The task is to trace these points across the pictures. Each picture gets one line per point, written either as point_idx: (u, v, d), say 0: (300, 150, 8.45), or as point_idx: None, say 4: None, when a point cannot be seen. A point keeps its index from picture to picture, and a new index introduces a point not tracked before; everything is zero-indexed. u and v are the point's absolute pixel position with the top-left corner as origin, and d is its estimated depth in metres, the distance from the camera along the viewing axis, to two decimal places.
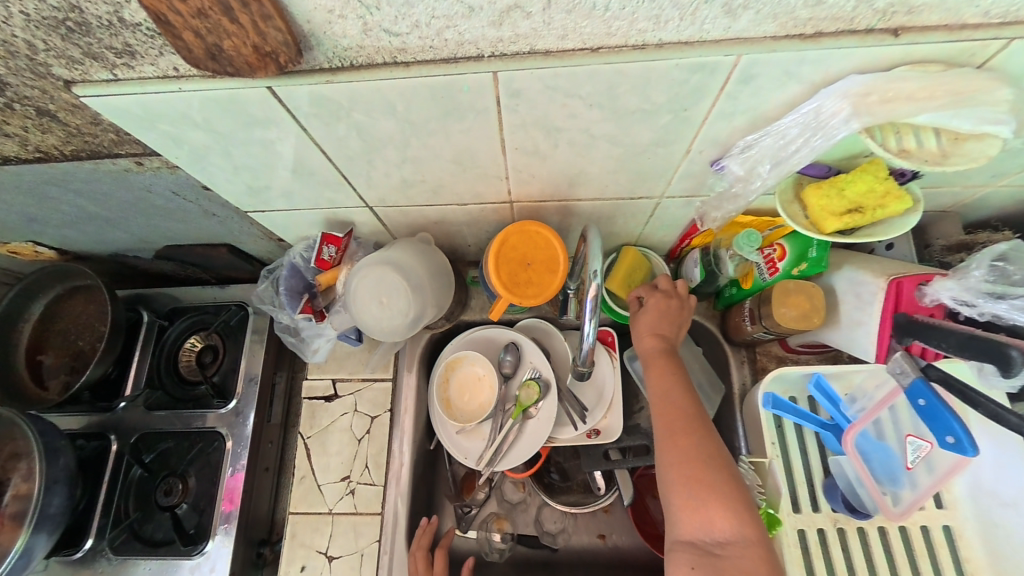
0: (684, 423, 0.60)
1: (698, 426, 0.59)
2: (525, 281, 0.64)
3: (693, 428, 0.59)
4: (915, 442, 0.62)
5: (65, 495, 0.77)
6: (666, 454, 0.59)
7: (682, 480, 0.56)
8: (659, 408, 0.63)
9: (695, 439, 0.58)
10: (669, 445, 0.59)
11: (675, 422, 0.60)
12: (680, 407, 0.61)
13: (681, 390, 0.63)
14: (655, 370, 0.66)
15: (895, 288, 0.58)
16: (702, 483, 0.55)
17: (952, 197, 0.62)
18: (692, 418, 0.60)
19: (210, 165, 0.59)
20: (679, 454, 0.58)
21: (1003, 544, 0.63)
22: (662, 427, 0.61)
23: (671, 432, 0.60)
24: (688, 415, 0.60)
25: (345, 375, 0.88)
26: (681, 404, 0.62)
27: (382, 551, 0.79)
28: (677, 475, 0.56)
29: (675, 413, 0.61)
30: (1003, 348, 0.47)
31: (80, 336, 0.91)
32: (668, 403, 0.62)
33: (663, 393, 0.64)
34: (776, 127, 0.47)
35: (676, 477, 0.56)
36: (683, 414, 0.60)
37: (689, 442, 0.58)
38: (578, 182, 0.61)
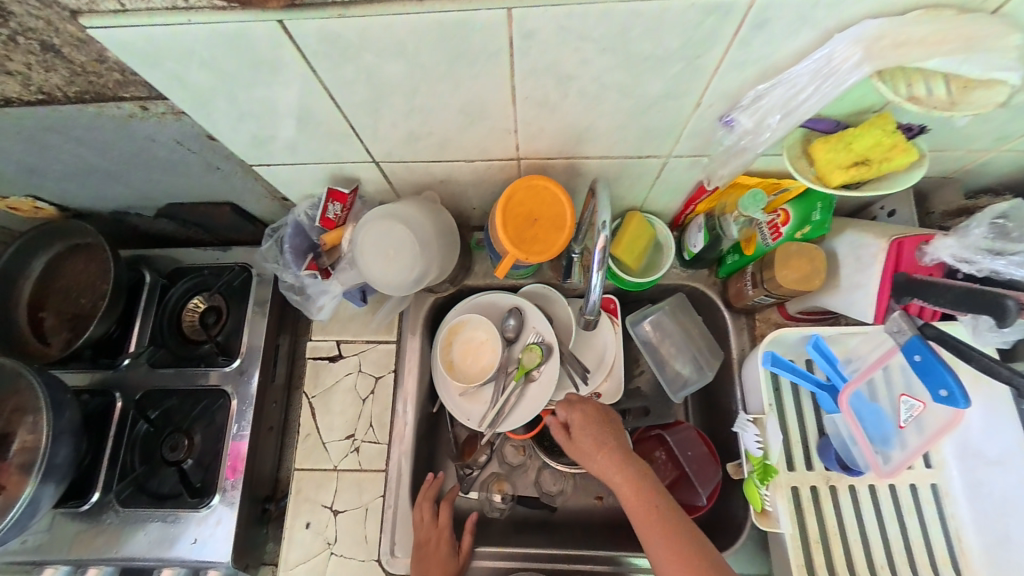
0: (678, 546, 0.61)
1: (697, 547, 0.61)
2: (533, 237, 0.64)
3: (690, 548, 0.61)
4: (908, 401, 0.65)
5: (72, 448, 0.78)
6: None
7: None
8: (653, 534, 0.63)
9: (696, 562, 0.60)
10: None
11: (658, 524, 0.63)
12: (672, 529, 0.63)
13: (661, 503, 0.65)
14: (632, 498, 0.67)
15: (896, 247, 0.59)
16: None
17: (956, 161, 0.63)
18: (686, 537, 0.62)
19: (216, 111, 0.58)
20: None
21: (988, 499, 0.65)
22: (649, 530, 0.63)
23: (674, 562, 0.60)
24: (682, 534, 0.62)
25: (348, 337, 0.89)
26: (646, 492, 0.66)
27: (386, 506, 0.81)
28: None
29: (664, 532, 0.62)
30: (999, 299, 0.49)
31: (82, 295, 0.91)
32: (662, 532, 0.63)
33: (649, 513, 0.64)
34: (787, 77, 0.48)
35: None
36: (677, 537, 0.62)
37: (692, 567, 0.59)
38: (586, 138, 0.61)
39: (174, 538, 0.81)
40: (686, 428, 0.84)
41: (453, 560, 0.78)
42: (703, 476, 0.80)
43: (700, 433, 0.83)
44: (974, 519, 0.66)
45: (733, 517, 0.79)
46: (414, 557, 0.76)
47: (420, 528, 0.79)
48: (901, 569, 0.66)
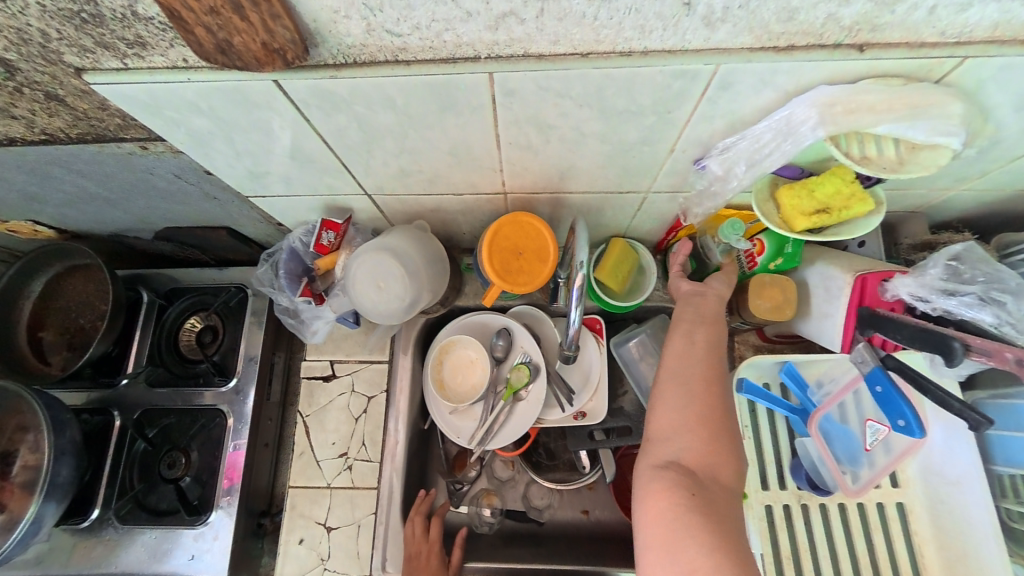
0: (714, 377, 0.61)
1: (724, 392, 0.61)
2: (517, 270, 0.67)
3: (721, 388, 0.61)
4: (874, 425, 0.68)
5: (73, 467, 0.80)
6: (680, 398, 0.60)
7: (698, 427, 0.58)
8: (699, 355, 0.63)
9: (719, 400, 0.60)
10: (697, 393, 0.60)
11: (714, 376, 0.61)
12: (716, 365, 0.62)
13: (723, 346, 0.64)
14: (708, 327, 0.65)
15: (860, 283, 0.62)
16: (714, 438, 0.57)
17: (918, 199, 0.67)
18: (722, 377, 0.62)
19: (214, 151, 0.61)
20: (701, 405, 0.59)
21: (949, 518, 0.69)
22: (704, 374, 0.61)
23: (700, 386, 0.60)
24: (722, 373, 0.62)
25: (342, 357, 0.91)
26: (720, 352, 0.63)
27: (378, 521, 0.84)
28: (694, 422, 0.58)
29: (711, 381, 0.61)
30: (948, 339, 0.52)
31: (81, 315, 0.93)
32: (707, 371, 0.61)
33: (709, 346, 0.63)
34: (752, 132, 0.51)
35: (695, 425, 0.58)
36: (715, 375, 0.61)
37: (713, 397, 0.60)
38: (569, 176, 0.64)
39: (171, 552, 0.83)
40: None
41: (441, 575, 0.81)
42: None
43: None
44: (938, 536, 0.70)
45: None
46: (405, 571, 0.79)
47: (410, 544, 0.82)
48: None
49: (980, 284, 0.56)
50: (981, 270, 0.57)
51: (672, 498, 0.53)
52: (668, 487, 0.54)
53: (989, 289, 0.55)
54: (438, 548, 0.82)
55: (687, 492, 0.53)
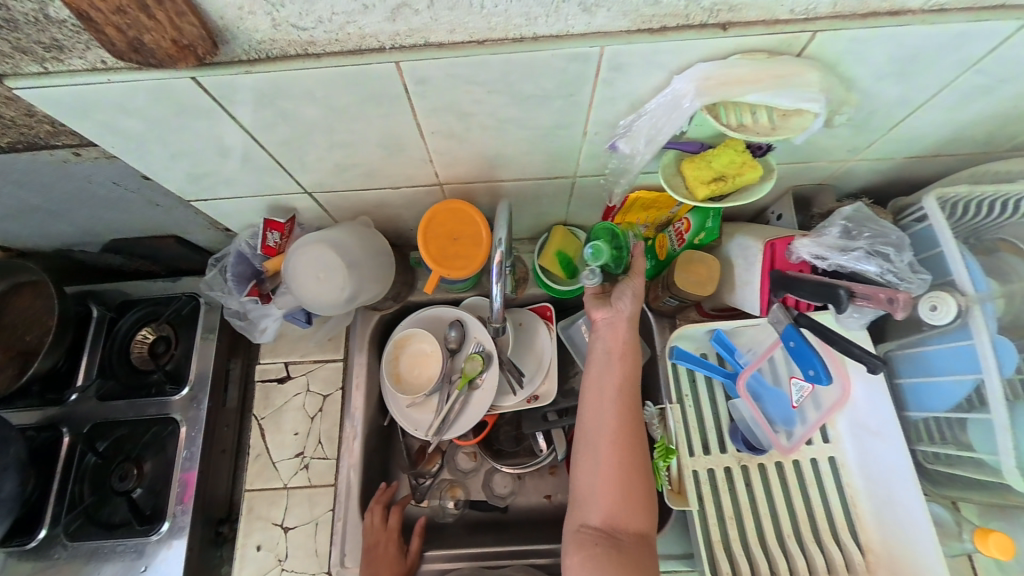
0: (622, 430, 0.66)
1: (635, 436, 0.66)
2: (451, 254, 0.69)
3: (629, 438, 0.66)
4: (799, 384, 0.72)
5: (18, 483, 0.79)
6: (594, 456, 0.66)
7: (608, 486, 0.64)
8: (608, 409, 0.67)
9: (628, 450, 0.65)
10: (604, 452, 0.65)
11: (624, 423, 0.66)
12: (623, 414, 0.67)
13: (631, 389, 0.68)
14: (616, 372, 0.69)
15: (770, 248, 0.67)
16: (623, 492, 0.63)
17: (821, 170, 0.73)
18: (631, 423, 0.66)
19: (149, 154, 0.63)
20: (608, 464, 0.64)
21: (876, 468, 0.73)
22: (614, 425, 0.66)
23: (611, 439, 0.65)
24: (631, 419, 0.67)
25: (297, 358, 0.93)
26: (630, 394, 0.68)
27: (336, 518, 0.84)
28: (603, 480, 0.64)
29: (621, 429, 0.66)
30: (835, 288, 0.57)
31: (26, 332, 0.91)
32: (617, 421, 0.66)
33: (615, 396, 0.68)
34: (647, 110, 0.55)
35: (604, 484, 0.64)
36: (626, 422, 0.66)
37: (620, 452, 0.65)
38: (497, 163, 0.68)
39: (124, 566, 0.82)
40: None
41: (399, 561, 0.82)
42: None
43: None
44: (868, 485, 0.74)
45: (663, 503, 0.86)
46: (363, 560, 0.80)
47: (366, 534, 0.82)
48: (805, 536, 0.73)
49: (868, 240, 0.61)
50: (868, 228, 0.62)
51: (585, 556, 0.61)
52: (582, 547, 0.62)
53: (875, 243, 0.61)
54: (394, 535, 0.82)
55: (598, 550, 0.61)
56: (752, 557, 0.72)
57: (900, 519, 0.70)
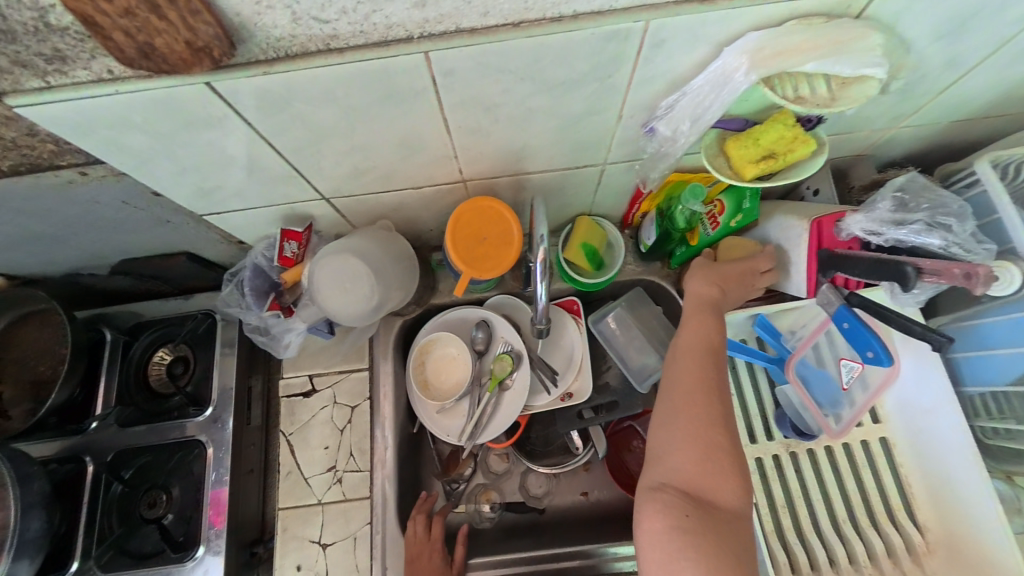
0: (705, 388, 0.61)
1: (721, 401, 0.61)
2: (482, 256, 0.65)
3: (713, 399, 0.61)
4: (848, 364, 0.70)
5: (44, 520, 0.77)
6: (674, 415, 0.61)
7: (691, 446, 0.58)
8: (686, 371, 0.64)
9: (709, 407, 0.60)
10: (684, 409, 0.60)
11: (706, 383, 0.62)
12: (707, 374, 0.63)
13: (714, 349, 0.65)
14: (694, 326, 0.68)
15: (816, 227, 0.64)
16: (706, 455, 0.57)
17: (861, 141, 0.69)
18: (716, 385, 0.62)
19: (156, 170, 0.59)
20: (687, 420, 0.60)
21: (928, 447, 0.71)
22: (694, 383, 0.62)
23: (693, 398, 0.61)
24: (713, 372, 0.63)
25: (321, 370, 0.90)
26: (713, 356, 0.64)
27: (374, 532, 0.82)
28: (685, 439, 0.59)
29: (702, 388, 0.62)
30: (901, 266, 0.53)
31: (39, 363, 0.88)
32: (699, 382, 0.62)
33: (694, 359, 0.64)
34: (691, 88, 0.52)
35: (685, 440, 0.58)
36: (710, 383, 0.62)
37: (703, 412, 0.60)
38: (524, 156, 0.65)
39: None
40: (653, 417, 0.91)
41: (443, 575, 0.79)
42: None
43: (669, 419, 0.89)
44: (919, 465, 0.72)
45: None
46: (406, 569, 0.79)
47: (409, 548, 0.80)
48: (861, 521, 0.71)
49: (926, 211, 0.58)
50: (925, 198, 0.59)
51: (665, 521, 0.54)
52: (661, 511, 0.55)
53: (934, 215, 0.57)
54: (439, 550, 0.80)
55: (683, 515, 0.54)
56: (809, 546, 0.71)
57: (960, 499, 0.67)
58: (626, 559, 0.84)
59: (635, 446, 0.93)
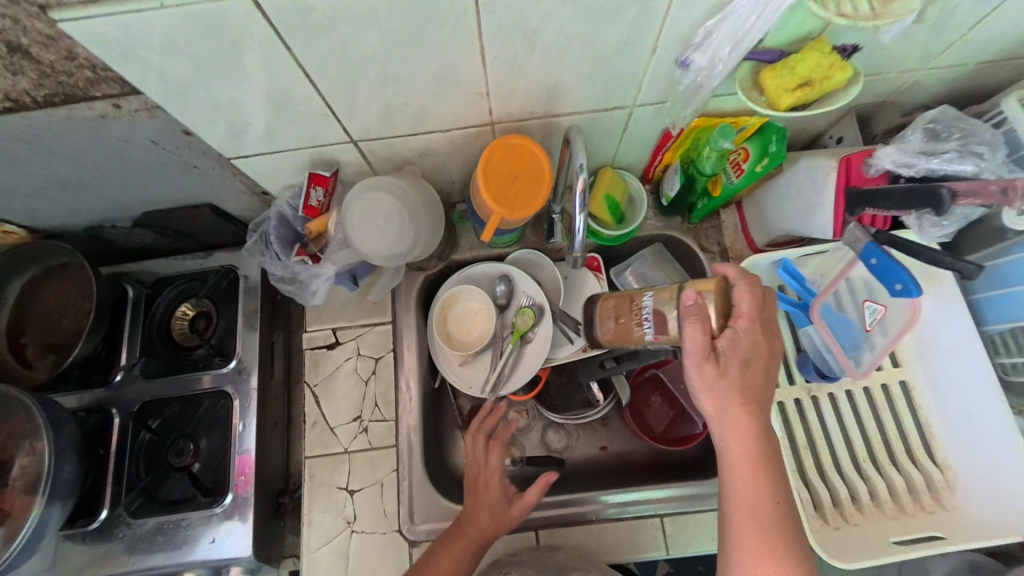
0: (764, 497, 0.53)
1: (786, 512, 0.53)
2: (516, 193, 0.66)
3: (775, 510, 0.53)
4: (872, 306, 0.71)
5: (75, 465, 0.78)
6: (738, 535, 0.53)
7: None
8: (741, 481, 0.55)
9: (780, 523, 0.53)
10: (747, 530, 0.53)
11: (764, 492, 0.54)
12: (766, 480, 0.54)
13: (767, 443, 0.56)
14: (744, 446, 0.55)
15: (845, 165, 0.65)
16: None
17: (889, 83, 0.70)
18: (775, 489, 0.54)
19: (191, 102, 0.59)
20: (753, 546, 0.52)
21: (949, 385, 0.72)
22: (752, 495, 0.54)
23: (753, 511, 0.53)
24: (775, 484, 0.54)
25: (344, 323, 0.91)
26: (764, 452, 0.55)
27: (401, 478, 0.84)
28: (756, 567, 0.52)
29: (762, 498, 0.53)
30: (936, 188, 0.56)
31: (64, 315, 0.88)
32: (756, 493, 0.54)
33: (747, 461, 0.55)
34: (734, 10, 0.52)
35: (756, 568, 0.52)
36: (767, 490, 0.54)
37: (767, 530, 0.52)
38: (556, 94, 0.65)
39: (190, 540, 0.81)
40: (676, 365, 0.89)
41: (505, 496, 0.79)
42: None
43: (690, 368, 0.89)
44: (939, 404, 0.74)
45: None
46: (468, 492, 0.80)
47: (472, 478, 0.82)
48: (882, 459, 0.73)
49: (957, 141, 0.59)
50: (957, 128, 0.60)
51: None
52: None
53: (965, 143, 0.59)
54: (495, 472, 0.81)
55: None
56: (831, 484, 0.72)
57: (978, 432, 0.69)
58: (640, 504, 0.83)
59: (654, 400, 0.94)
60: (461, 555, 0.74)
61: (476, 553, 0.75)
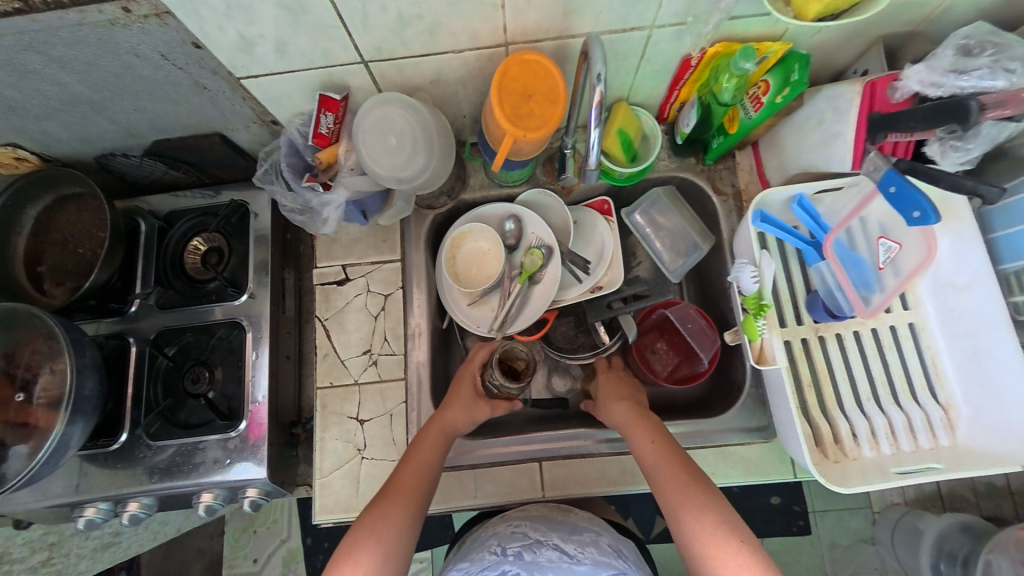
0: (660, 447, 0.71)
1: (680, 454, 0.70)
2: (528, 112, 0.65)
3: (676, 456, 0.70)
4: (887, 244, 0.70)
5: (97, 382, 0.81)
6: (658, 482, 0.69)
7: (689, 509, 0.64)
8: (639, 441, 0.72)
9: (680, 466, 0.69)
10: (659, 475, 0.69)
11: (659, 444, 0.71)
12: (658, 435, 0.72)
13: (641, 411, 0.76)
14: (645, 440, 0.72)
15: (870, 89, 0.64)
16: (702, 510, 0.64)
17: (922, 8, 0.67)
18: (667, 441, 0.72)
19: (202, 5, 0.58)
20: (670, 488, 0.67)
21: (960, 324, 0.72)
22: (647, 447, 0.72)
23: (655, 459, 0.70)
24: (661, 436, 0.73)
25: (354, 260, 0.91)
26: (645, 417, 0.75)
27: (410, 409, 0.86)
28: (677, 505, 0.65)
29: (658, 447, 0.71)
30: (964, 101, 0.54)
31: (80, 244, 0.90)
32: (651, 446, 0.71)
33: (634, 426, 0.74)
34: None
35: (682, 506, 0.65)
36: (659, 442, 0.71)
37: (673, 469, 0.68)
38: (573, 9, 0.63)
39: (209, 461, 0.84)
40: (685, 306, 0.90)
41: (480, 397, 0.81)
42: (703, 344, 0.87)
43: (697, 309, 0.89)
44: (948, 343, 0.73)
45: (732, 382, 0.87)
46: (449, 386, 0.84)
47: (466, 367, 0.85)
48: (885, 397, 0.73)
49: (989, 57, 0.57)
50: (990, 44, 0.58)
51: None
52: None
53: (997, 60, 0.57)
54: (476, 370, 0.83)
55: None
56: (833, 420, 0.73)
57: (987, 366, 0.69)
58: None
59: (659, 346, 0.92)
60: (435, 447, 0.75)
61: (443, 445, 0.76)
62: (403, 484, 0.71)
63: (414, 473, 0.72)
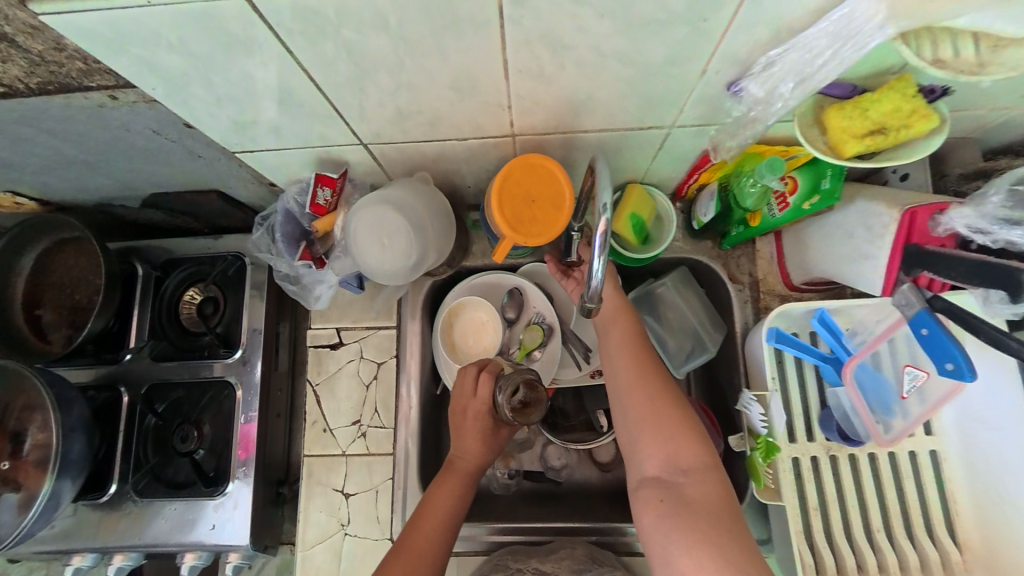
0: (629, 342, 0.69)
1: (649, 354, 0.68)
2: (530, 219, 0.61)
3: (646, 359, 0.67)
4: (912, 372, 0.64)
5: (85, 443, 0.81)
6: (619, 372, 0.68)
7: (643, 405, 0.64)
8: (613, 331, 0.71)
9: (647, 365, 0.67)
10: (620, 363, 0.68)
11: (630, 342, 0.69)
12: (630, 333, 0.70)
13: (622, 305, 0.73)
14: (619, 329, 0.71)
15: (909, 217, 0.57)
16: (653, 409, 0.63)
17: (979, 120, 0.60)
18: (641, 341, 0.69)
19: (190, 97, 0.55)
20: (628, 381, 0.66)
21: (984, 465, 0.66)
22: (616, 339, 0.70)
23: (624, 351, 0.69)
24: (633, 330, 0.70)
25: (349, 323, 0.89)
26: (622, 311, 0.72)
27: (396, 486, 0.84)
28: (632, 397, 0.65)
29: (626, 339, 0.69)
30: (1013, 272, 0.49)
31: (76, 291, 0.89)
32: (621, 339, 0.70)
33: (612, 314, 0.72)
34: (800, 40, 0.45)
35: (634, 402, 0.65)
36: (631, 338, 0.69)
37: (636, 363, 0.67)
38: (585, 109, 0.58)
39: (194, 522, 0.84)
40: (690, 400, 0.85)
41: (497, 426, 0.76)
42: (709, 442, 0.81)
43: (703, 405, 0.84)
44: (971, 482, 0.68)
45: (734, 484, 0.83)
46: (453, 428, 0.76)
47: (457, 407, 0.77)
48: (897, 531, 0.68)
49: None
50: None
51: (654, 513, 0.58)
52: (648, 504, 0.59)
53: None
54: (482, 409, 0.75)
55: (663, 505, 0.57)
56: (837, 552, 0.68)
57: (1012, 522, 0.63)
58: None
59: None
60: (451, 498, 0.70)
61: (463, 500, 0.71)
62: (421, 530, 0.67)
63: (434, 530, 0.67)
